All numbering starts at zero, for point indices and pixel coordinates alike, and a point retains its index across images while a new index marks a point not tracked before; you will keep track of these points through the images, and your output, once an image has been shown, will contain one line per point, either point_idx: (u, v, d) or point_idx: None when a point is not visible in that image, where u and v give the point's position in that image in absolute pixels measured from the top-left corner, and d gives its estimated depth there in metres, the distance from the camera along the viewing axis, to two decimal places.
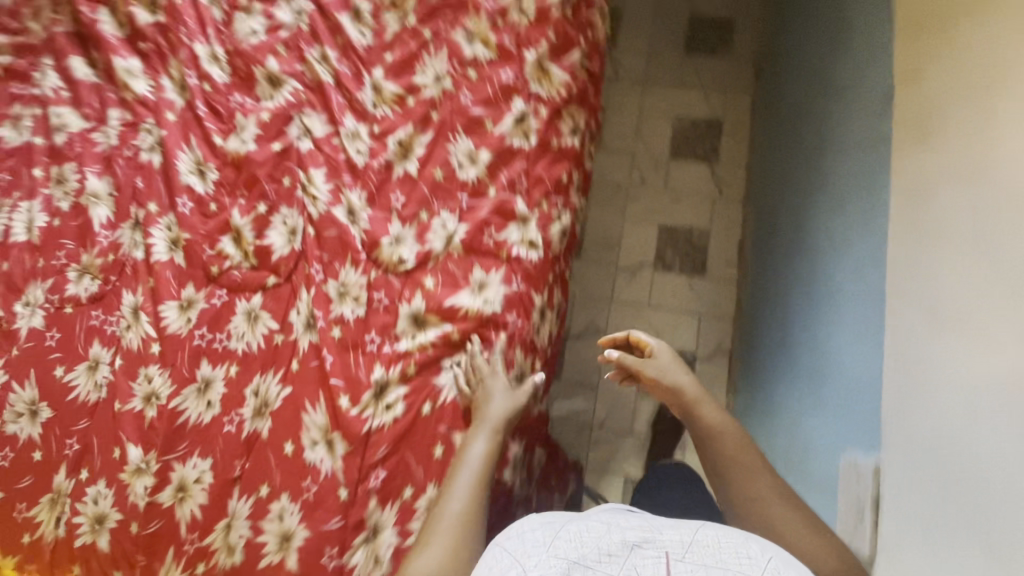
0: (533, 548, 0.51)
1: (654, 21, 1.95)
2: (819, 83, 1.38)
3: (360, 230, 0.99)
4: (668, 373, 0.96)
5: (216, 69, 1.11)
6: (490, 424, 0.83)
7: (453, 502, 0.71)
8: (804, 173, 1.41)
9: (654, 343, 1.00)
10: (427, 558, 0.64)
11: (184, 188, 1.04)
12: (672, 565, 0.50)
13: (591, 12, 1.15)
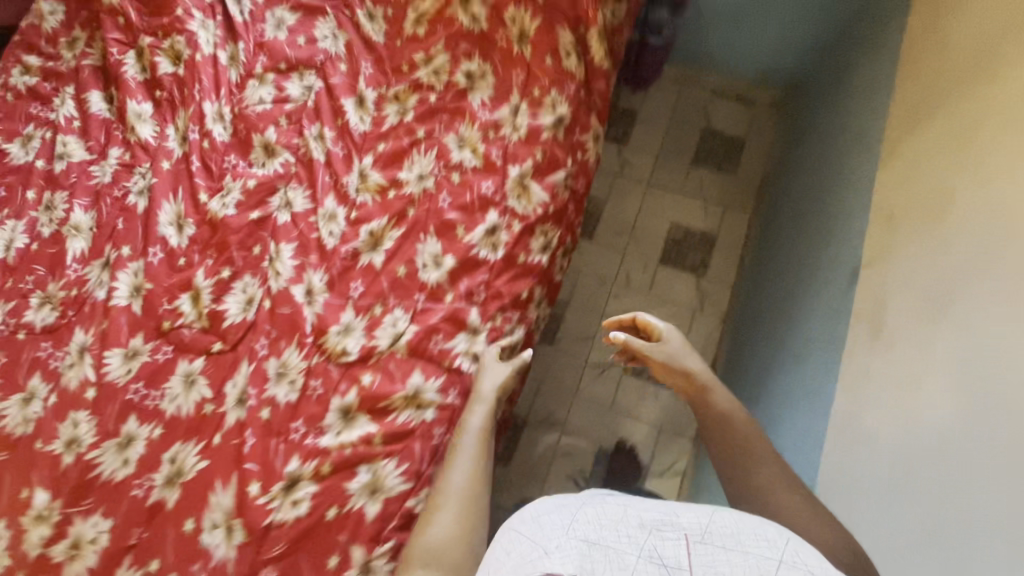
0: (554, 531, 0.54)
1: (668, 127, 2.00)
2: (808, 232, 1.39)
3: (314, 312, 1.01)
4: (679, 357, 0.97)
5: (218, 128, 1.16)
6: (487, 398, 0.93)
7: (454, 478, 0.81)
8: (779, 315, 1.41)
9: (662, 325, 1.02)
10: (440, 524, 0.74)
11: (159, 239, 1.08)
12: (692, 545, 0.52)
13: (585, 135, 1.19)
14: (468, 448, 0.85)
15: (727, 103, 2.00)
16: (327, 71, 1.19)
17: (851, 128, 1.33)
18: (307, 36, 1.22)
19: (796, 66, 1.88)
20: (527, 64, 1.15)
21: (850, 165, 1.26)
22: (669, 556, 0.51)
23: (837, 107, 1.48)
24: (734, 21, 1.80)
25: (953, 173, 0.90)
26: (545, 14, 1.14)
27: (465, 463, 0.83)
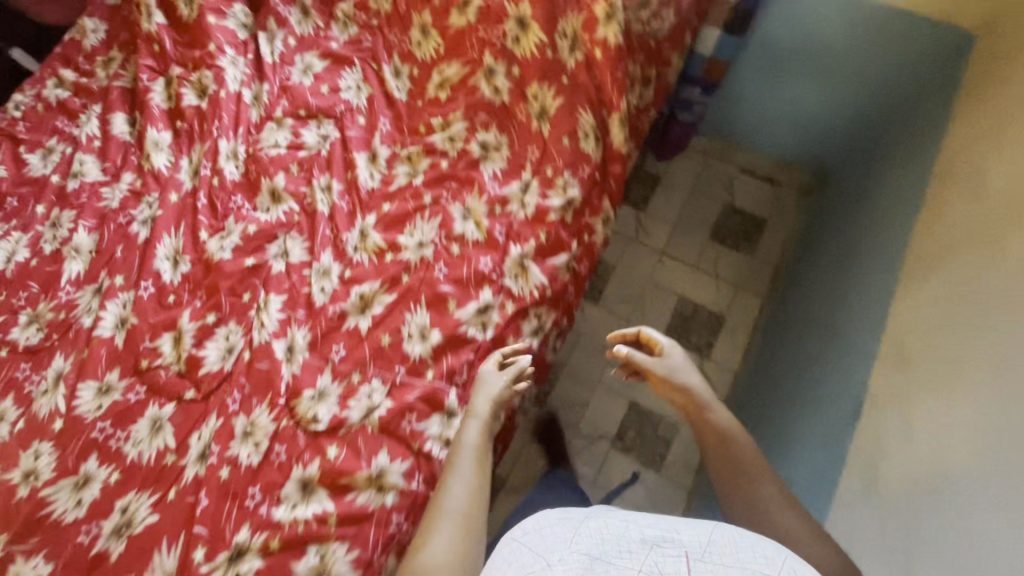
0: (556, 545, 0.54)
1: (689, 197, 1.96)
2: (817, 340, 1.33)
3: (291, 370, 0.99)
4: (681, 372, 0.97)
5: (230, 167, 1.16)
6: (482, 414, 0.89)
7: (452, 496, 0.76)
8: (777, 422, 1.34)
9: (665, 342, 1.01)
10: (437, 545, 0.69)
11: (152, 272, 1.07)
12: (693, 563, 0.50)
13: (594, 218, 1.17)
14: (467, 461, 0.81)
15: (751, 181, 1.95)
16: (344, 122, 1.19)
17: (874, 242, 1.27)
18: (331, 84, 1.22)
19: (825, 155, 1.82)
20: (544, 143, 1.13)
21: (867, 281, 1.21)
22: (670, 574, 0.49)
23: (863, 213, 1.42)
24: (766, 105, 1.76)
25: (973, 336, 0.86)
26: (569, 94, 1.13)
27: (463, 486, 0.78)
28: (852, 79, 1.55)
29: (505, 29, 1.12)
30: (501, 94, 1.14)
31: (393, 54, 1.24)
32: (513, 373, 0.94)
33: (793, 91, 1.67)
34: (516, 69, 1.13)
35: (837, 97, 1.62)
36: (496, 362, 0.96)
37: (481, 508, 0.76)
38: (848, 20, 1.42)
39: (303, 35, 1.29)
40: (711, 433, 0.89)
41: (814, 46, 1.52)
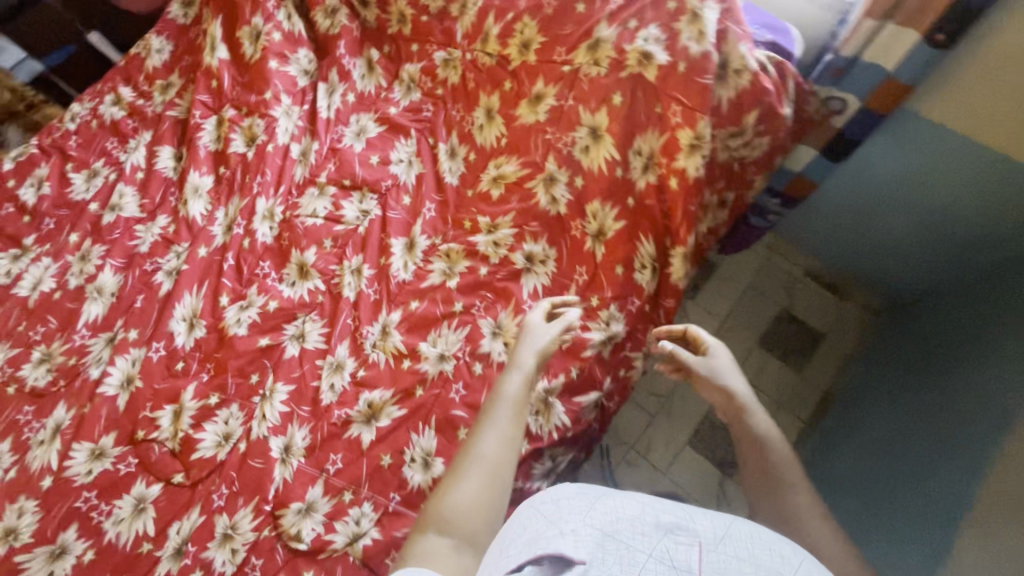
0: (572, 515, 0.59)
1: (743, 292, 1.81)
2: (860, 503, 1.20)
3: (284, 474, 0.94)
4: (724, 373, 0.90)
5: (264, 229, 1.11)
6: (526, 368, 0.87)
7: (486, 442, 0.78)
8: None
9: (711, 342, 0.93)
10: (463, 488, 0.72)
11: (166, 333, 1.03)
12: (702, 552, 0.54)
13: (634, 353, 1.06)
14: (505, 412, 0.82)
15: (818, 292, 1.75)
16: (388, 201, 1.12)
17: (943, 433, 1.08)
18: (382, 155, 1.15)
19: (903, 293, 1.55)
20: (595, 267, 1.02)
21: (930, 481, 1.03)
22: (680, 560, 0.54)
23: (930, 400, 1.20)
24: (843, 231, 1.51)
25: None
26: (632, 219, 1.01)
27: (500, 436, 0.79)
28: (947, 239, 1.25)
29: (575, 136, 1.01)
30: (558, 205, 1.03)
31: (451, 132, 1.15)
32: (562, 326, 0.93)
33: (876, 229, 1.40)
34: (580, 181, 1.02)
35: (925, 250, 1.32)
36: (543, 310, 0.94)
37: (511, 461, 0.77)
38: (959, 179, 1.12)
39: (364, 92, 1.22)
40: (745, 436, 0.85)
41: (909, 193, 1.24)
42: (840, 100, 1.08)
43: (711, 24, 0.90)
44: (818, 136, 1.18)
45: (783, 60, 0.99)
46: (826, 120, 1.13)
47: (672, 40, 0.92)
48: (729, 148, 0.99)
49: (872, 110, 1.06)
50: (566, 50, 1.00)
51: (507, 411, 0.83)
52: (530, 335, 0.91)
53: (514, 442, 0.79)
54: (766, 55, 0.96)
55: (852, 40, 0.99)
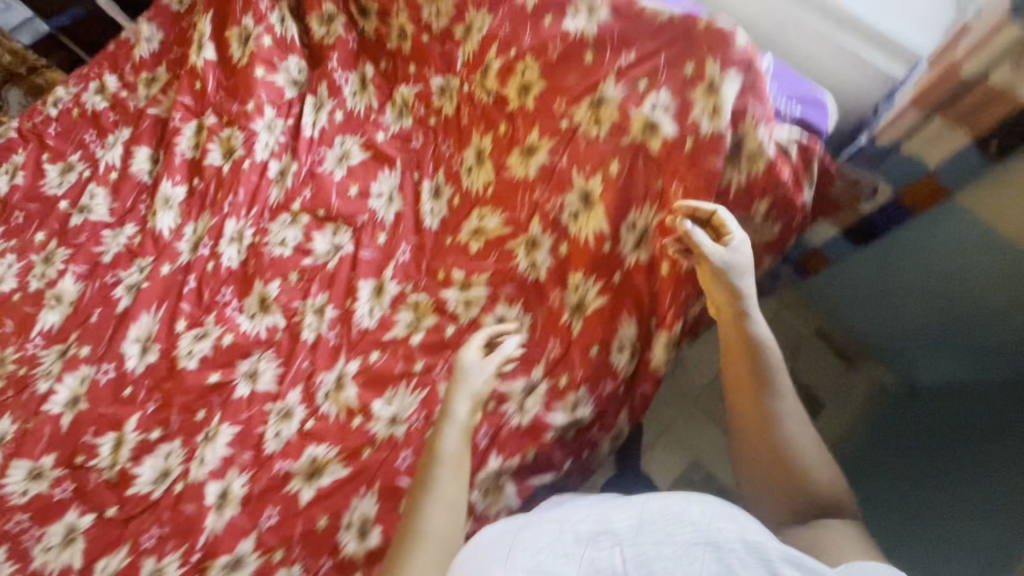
0: (493, 562, 0.60)
1: None
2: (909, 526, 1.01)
3: (217, 522, 0.91)
4: (738, 270, 0.77)
5: (231, 252, 1.06)
6: (461, 423, 0.80)
7: (430, 514, 0.73)
8: None
9: (737, 237, 0.77)
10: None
11: (117, 355, 1.00)
12: (625, 550, 0.57)
13: (601, 434, 0.99)
14: (444, 476, 0.76)
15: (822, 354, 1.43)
16: (362, 237, 1.04)
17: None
18: (362, 186, 1.07)
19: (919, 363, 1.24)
20: (569, 342, 0.94)
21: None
22: (604, 566, 0.56)
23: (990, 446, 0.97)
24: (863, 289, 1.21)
25: None
26: (615, 297, 0.92)
27: (444, 506, 0.74)
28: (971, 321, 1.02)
29: (565, 200, 0.91)
30: (537, 270, 0.94)
31: (438, 169, 1.07)
32: (498, 364, 0.86)
33: (892, 283, 1.12)
34: (564, 248, 0.93)
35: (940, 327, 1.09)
36: (476, 345, 0.85)
37: (459, 526, 0.74)
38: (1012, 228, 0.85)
39: (353, 111, 1.13)
40: (741, 356, 0.77)
41: (931, 263, 1.02)
42: (872, 185, 0.96)
43: (728, 100, 0.78)
44: (843, 217, 1.06)
45: (810, 139, 0.88)
46: (852, 202, 1.02)
47: (683, 112, 0.81)
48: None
49: (904, 203, 0.94)
50: (566, 102, 0.90)
51: (449, 470, 0.77)
52: (466, 384, 0.83)
53: (457, 507, 0.75)
54: (790, 134, 0.85)
55: (890, 129, 0.86)
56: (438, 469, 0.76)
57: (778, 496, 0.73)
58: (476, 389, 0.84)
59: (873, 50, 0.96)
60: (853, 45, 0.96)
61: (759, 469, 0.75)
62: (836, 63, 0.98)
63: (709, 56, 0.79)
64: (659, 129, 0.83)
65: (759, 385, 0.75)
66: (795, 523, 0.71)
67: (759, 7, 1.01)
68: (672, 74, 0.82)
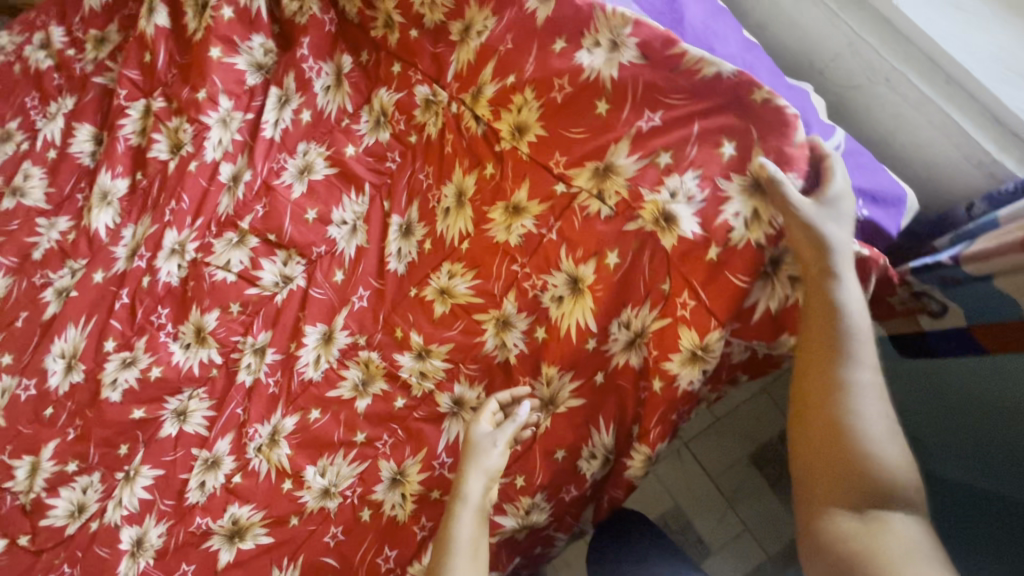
0: None
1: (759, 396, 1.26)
2: None
3: (128, 571, 0.85)
4: (830, 215, 0.57)
5: (170, 267, 0.93)
6: (475, 505, 0.64)
7: None
8: None
9: (836, 187, 0.59)
10: None
11: (39, 371, 0.91)
12: None
13: (558, 533, 0.87)
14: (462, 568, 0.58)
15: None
16: (316, 272, 0.91)
17: None
18: (322, 209, 0.92)
19: None
20: (532, 440, 0.79)
21: None
22: None
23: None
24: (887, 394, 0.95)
25: None
26: (593, 399, 0.76)
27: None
28: (959, 433, 0.81)
29: (549, 281, 0.75)
30: (506, 353, 0.80)
31: (412, 202, 0.89)
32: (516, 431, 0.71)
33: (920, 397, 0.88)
34: (541, 334, 0.77)
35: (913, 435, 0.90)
36: (488, 411, 0.72)
37: None
38: None
39: (322, 113, 0.94)
40: (821, 307, 0.56)
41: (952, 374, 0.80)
42: (941, 303, 0.75)
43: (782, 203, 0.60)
44: (896, 324, 0.85)
45: (874, 255, 0.65)
46: (911, 315, 0.81)
47: (709, 208, 0.63)
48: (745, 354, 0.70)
49: (976, 340, 0.72)
50: (565, 161, 0.72)
51: (466, 559, 0.59)
52: (479, 458, 0.67)
53: None
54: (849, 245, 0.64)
55: (987, 262, 0.66)
56: (450, 565, 0.58)
57: (836, 484, 0.50)
58: (497, 465, 0.67)
59: (987, 129, 0.71)
60: (961, 116, 0.71)
61: (806, 444, 0.54)
62: (932, 136, 0.75)
63: (758, 143, 0.61)
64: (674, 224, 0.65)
65: (834, 343, 0.54)
66: (843, 523, 0.49)
67: (846, 46, 0.78)
68: (702, 154, 0.63)
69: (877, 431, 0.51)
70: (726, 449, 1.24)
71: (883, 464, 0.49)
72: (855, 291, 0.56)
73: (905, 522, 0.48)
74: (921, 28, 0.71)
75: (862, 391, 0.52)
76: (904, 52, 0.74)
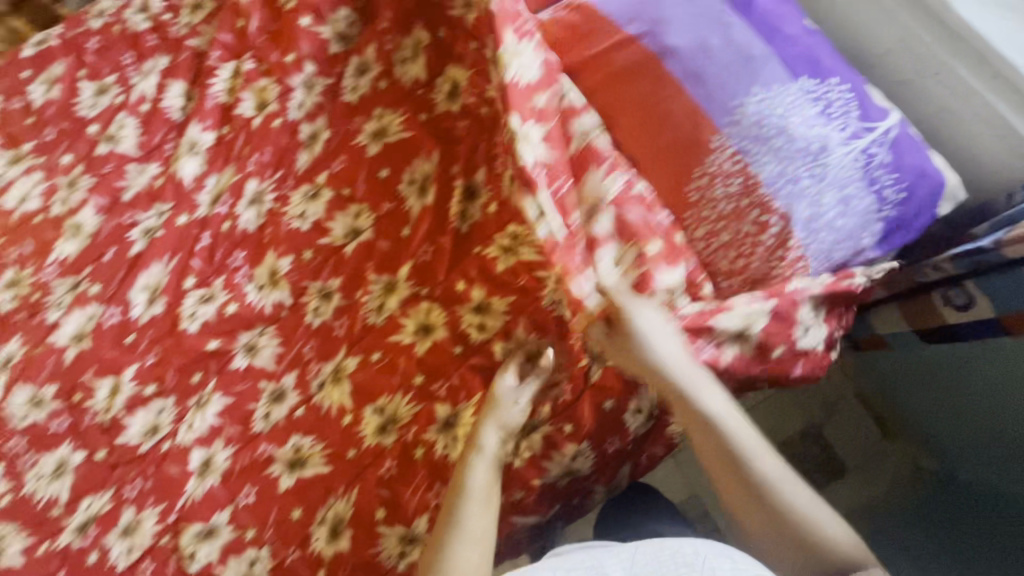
0: None
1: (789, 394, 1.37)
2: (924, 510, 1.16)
3: (196, 488, 0.92)
4: (658, 346, 0.69)
5: (249, 215, 1.01)
6: (491, 454, 0.79)
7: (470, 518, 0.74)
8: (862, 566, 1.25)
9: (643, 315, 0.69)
10: None
11: (125, 301, 0.99)
12: None
13: (596, 484, 0.92)
14: (473, 506, 0.75)
15: (855, 421, 1.43)
16: (384, 227, 0.98)
17: None
18: (393, 170, 0.99)
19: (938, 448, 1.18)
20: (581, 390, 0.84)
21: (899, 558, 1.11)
22: None
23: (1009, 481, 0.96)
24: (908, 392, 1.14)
25: None
26: None
27: (477, 541, 0.73)
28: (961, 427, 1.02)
29: None
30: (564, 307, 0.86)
31: (478, 167, 0.95)
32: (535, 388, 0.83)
33: (922, 399, 1.09)
34: None
35: (955, 436, 1.07)
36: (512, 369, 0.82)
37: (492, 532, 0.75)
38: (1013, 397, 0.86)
39: (398, 82, 1.02)
40: (693, 424, 0.69)
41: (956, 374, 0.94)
42: (966, 296, 0.86)
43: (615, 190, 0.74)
44: (920, 317, 0.96)
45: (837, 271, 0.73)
46: (936, 308, 0.91)
47: (750, 181, 0.70)
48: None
49: (998, 326, 0.82)
50: (625, 125, 0.77)
51: (477, 502, 0.76)
52: (498, 416, 0.80)
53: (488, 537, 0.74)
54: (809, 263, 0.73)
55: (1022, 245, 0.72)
56: (466, 504, 0.75)
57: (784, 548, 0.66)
58: (514, 421, 0.81)
59: None
60: (1004, 108, 0.77)
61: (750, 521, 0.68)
62: (977, 130, 0.81)
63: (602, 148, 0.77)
64: (706, 194, 0.72)
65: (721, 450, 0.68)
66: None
67: (900, 42, 0.85)
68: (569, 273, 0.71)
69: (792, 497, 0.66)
70: None
71: (816, 534, 0.65)
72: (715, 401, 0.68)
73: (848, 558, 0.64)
74: (970, 24, 0.77)
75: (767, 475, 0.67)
76: (955, 48, 0.80)
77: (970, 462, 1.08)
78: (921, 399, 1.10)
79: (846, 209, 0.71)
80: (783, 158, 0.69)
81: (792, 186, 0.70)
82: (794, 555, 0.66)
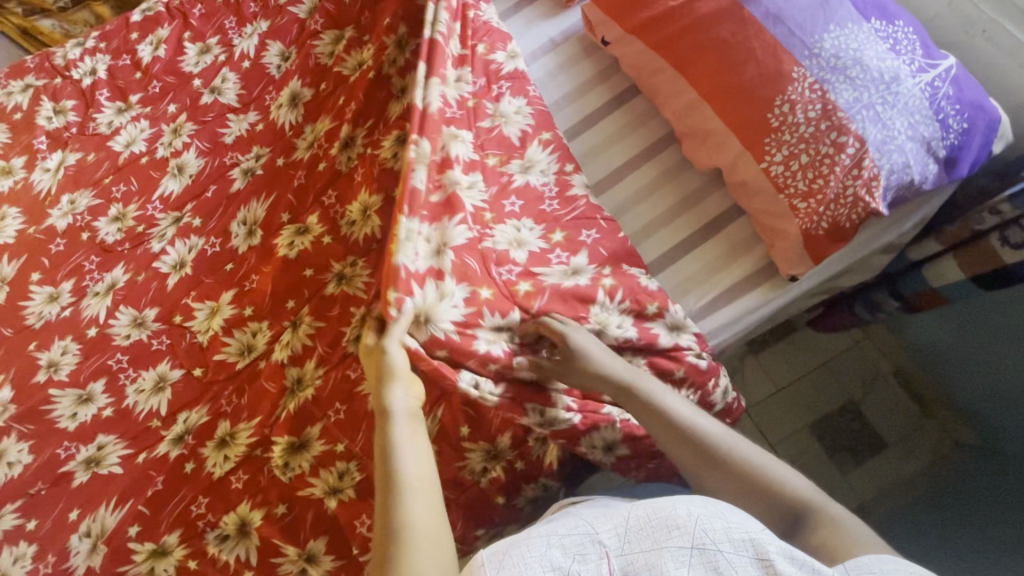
0: None
1: (825, 367, 1.48)
2: (963, 483, 1.18)
3: (289, 403, 0.95)
4: (595, 357, 0.79)
5: (342, 158, 1.08)
6: (403, 410, 0.70)
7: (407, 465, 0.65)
8: (896, 522, 1.23)
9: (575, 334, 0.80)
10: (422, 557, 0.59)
11: (225, 233, 1.07)
12: (610, 559, 0.61)
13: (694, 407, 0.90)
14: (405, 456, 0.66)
15: (895, 399, 1.43)
16: None
17: None
18: None
19: (979, 417, 1.19)
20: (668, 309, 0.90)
21: (955, 517, 1.11)
22: None
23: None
24: (942, 359, 1.20)
25: None
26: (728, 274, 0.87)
27: (420, 493, 0.64)
28: (989, 379, 1.08)
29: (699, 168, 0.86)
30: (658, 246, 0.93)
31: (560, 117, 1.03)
32: (545, 322, 0.81)
33: (953, 361, 1.17)
34: None
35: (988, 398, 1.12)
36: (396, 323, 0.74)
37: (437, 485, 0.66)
38: None
39: None
40: (645, 416, 0.76)
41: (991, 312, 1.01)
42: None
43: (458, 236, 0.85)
44: (978, 260, 0.95)
45: (676, 343, 0.88)
46: (991, 251, 0.92)
47: (826, 109, 0.80)
48: (820, 278, 0.95)
49: None
50: (700, 72, 0.89)
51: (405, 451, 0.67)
52: (390, 372, 0.72)
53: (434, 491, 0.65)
54: (664, 319, 0.89)
55: None
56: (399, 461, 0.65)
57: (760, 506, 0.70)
58: (404, 366, 0.73)
59: None
60: None
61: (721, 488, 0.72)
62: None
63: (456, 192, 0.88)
64: (789, 119, 0.82)
65: (676, 431, 0.74)
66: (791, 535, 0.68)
67: (946, 5, 0.95)
68: (404, 278, 0.77)
69: (751, 458, 0.72)
70: (784, 414, 1.45)
71: (779, 485, 0.70)
72: (662, 392, 0.77)
73: (816, 511, 0.68)
74: None
75: (726, 439, 0.73)
76: (1000, 10, 0.91)
77: (1003, 422, 1.11)
78: (956, 366, 1.17)
79: (914, 133, 0.80)
80: (859, 86, 0.79)
81: (868, 111, 0.79)
82: (770, 513, 0.70)
